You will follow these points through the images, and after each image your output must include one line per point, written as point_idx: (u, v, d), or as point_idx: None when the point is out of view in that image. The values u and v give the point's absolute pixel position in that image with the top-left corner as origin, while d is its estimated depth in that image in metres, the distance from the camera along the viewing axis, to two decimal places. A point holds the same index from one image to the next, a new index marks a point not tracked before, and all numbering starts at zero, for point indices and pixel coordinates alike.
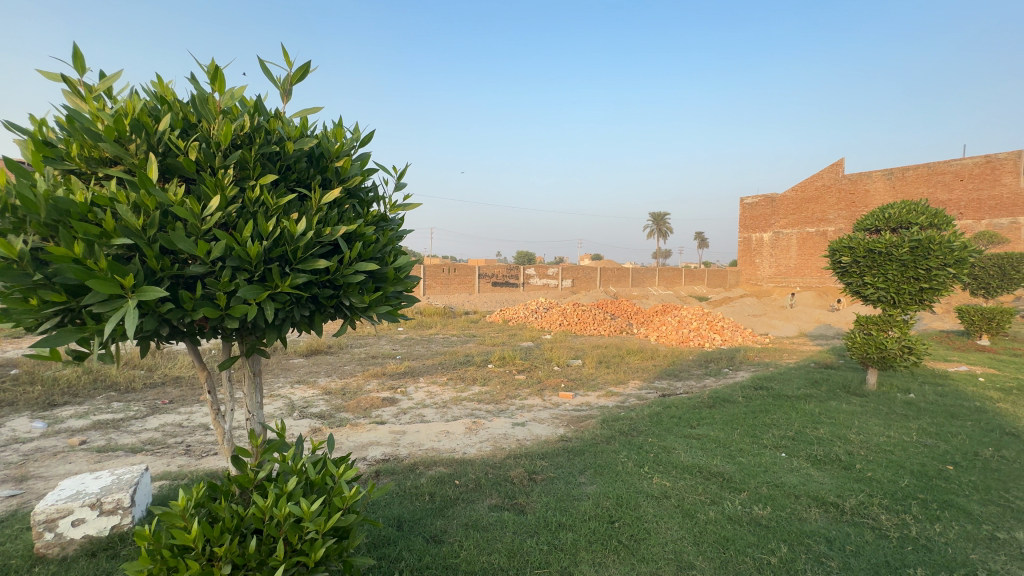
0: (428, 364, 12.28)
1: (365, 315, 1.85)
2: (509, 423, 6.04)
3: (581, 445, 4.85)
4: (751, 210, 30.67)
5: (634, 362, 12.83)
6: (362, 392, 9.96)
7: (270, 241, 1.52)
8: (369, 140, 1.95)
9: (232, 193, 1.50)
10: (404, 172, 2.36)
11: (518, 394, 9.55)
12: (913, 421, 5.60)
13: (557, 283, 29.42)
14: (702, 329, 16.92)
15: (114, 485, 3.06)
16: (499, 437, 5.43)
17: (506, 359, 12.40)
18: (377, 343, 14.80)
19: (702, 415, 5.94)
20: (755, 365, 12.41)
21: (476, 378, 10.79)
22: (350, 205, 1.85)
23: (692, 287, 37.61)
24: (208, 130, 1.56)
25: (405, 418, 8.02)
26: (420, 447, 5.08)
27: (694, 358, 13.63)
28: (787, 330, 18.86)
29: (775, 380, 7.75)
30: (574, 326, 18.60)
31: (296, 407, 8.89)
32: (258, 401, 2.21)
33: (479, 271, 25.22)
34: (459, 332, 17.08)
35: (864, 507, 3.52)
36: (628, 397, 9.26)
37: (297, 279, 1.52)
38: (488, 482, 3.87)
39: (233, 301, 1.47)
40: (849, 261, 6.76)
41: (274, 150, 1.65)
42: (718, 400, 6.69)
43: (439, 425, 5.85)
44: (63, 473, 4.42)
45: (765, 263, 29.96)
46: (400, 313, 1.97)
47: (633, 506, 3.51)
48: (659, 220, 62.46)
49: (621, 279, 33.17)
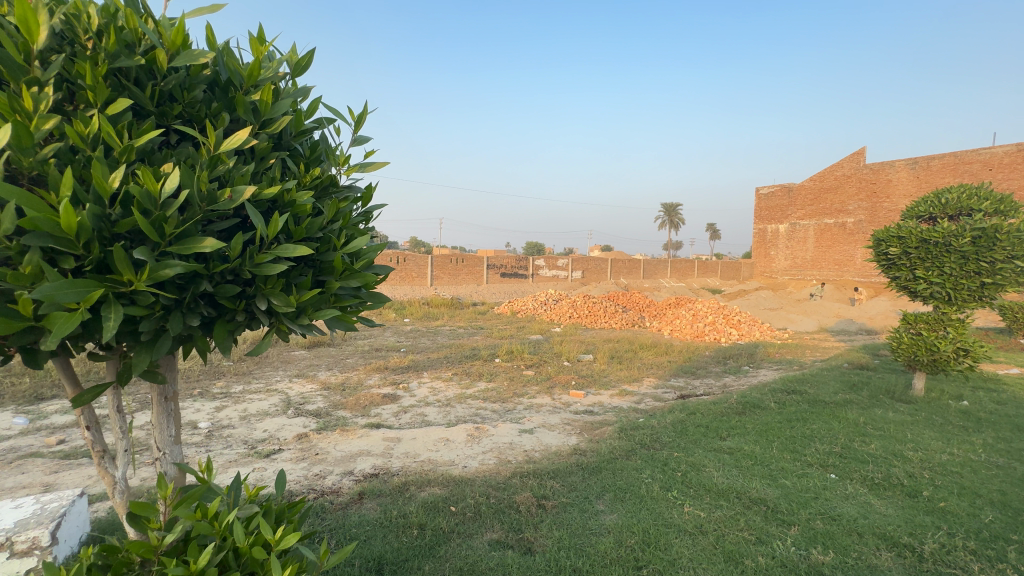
0: (433, 357, 11.75)
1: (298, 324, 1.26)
2: (516, 430, 5.44)
3: (596, 461, 4.24)
4: (767, 201, 29.68)
5: (648, 357, 12.20)
6: (362, 388, 9.44)
7: (110, 207, 0.93)
8: (307, 63, 1.34)
9: (45, 124, 0.92)
10: (363, 117, 1.81)
11: (526, 392, 8.96)
12: (975, 435, 4.92)
13: (566, 275, 28.69)
14: (718, 324, 16.18)
15: (34, 518, 2.52)
16: (504, 446, 4.86)
17: (514, 353, 11.82)
18: (381, 335, 14.32)
19: (732, 424, 5.29)
20: (778, 363, 11.70)
21: (482, 374, 10.24)
22: (276, 160, 1.26)
23: (704, 279, 36.83)
24: (9, 24, 0.98)
25: (405, 419, 7.47)
26: (415, 458, 4.53)
27: (712, 354, 12.94)
28: (807, 325, 18.04)
29: (809, 383, 7.07)
30: (585, 319, 17.98)
31: (291, 403, 8.37)
32: (170, 438, 1.64)
33: (487, 262, 24.63)
34: (465, 324, 16.52)
35: (946, 551, 2.89)
36: (644, 397, 8.64)
37: (157, 271, 0.94)
38: (490, 510, 3.28)
39: (43, 307, 0.89)
40: (898, 252, 6.03)
41: (136, 64, 1.05)
42: (748, 405, 6.02)
43: (438, 431, 5.27)
44: (14, 484, 3.92)
45: (781, 255, 29.01)
46: (354, 319, 1.39)
47: (663, 545, 2.92)
48: (671, 211, 61.22)
49: (633, 271, 32.38)
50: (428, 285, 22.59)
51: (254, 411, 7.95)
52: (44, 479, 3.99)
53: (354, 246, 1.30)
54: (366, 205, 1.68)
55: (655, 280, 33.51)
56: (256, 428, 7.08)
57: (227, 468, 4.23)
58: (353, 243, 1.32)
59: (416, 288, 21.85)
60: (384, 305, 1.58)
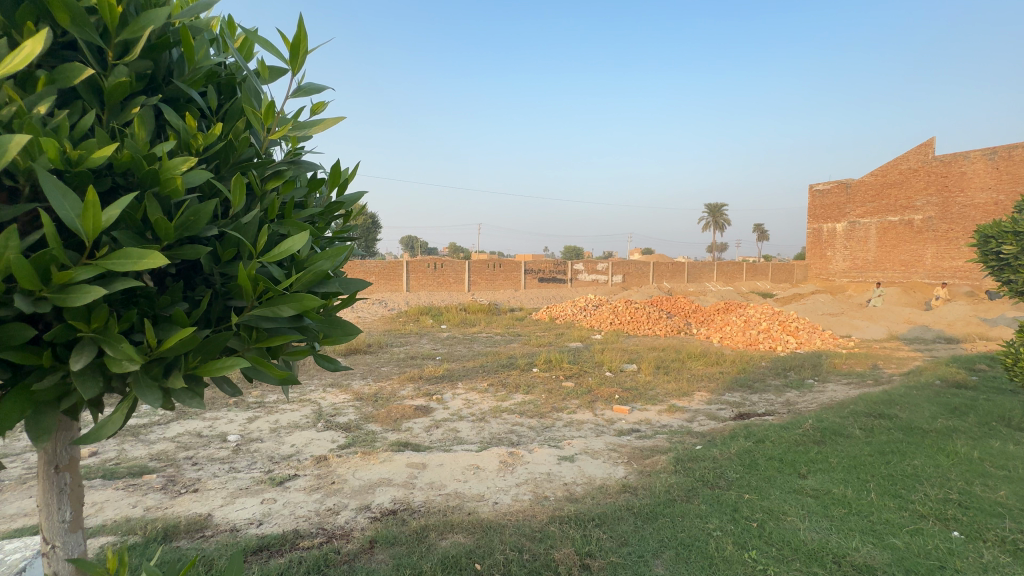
0: (468, 366, 11.28)
1: (169, 389, 0.82)
2: (555, 457, 4.80)
3: (650, 503, 3.54)
4: (823, 198, 27.68)
5: (698, 368, 11.27)
6: (395, 398, 9.06)
7: None
8: None
9: None
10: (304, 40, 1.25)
11: (566, 406, 8.31)
12: None
13: (607, 279, 27.67)
14: (773, 331, 14.93)
15: None
16: (542, 478, 4.26)
17: (552, 362, 11.16)
18: (418, 342, 14.01)
19: (812, 456, 4.47)
20: (848, 377, 10.49)
21: (519, 386, 9.64)
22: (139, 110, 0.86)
23: (754, 283, 34.92)
24: None
25: (435, 435, 7.00)
26: (440, 490, 4.02)
27: (769, 364, 11.82)
28: (874, 332, 16.39)
29: (899, 405, 6.03)
30: (627, 326, 17.08)
31: (322, 415, 8.08)
32: (70, 517, 1.26)
33: (525, 266, 24.12)
34: (502, 331, 15.98)
35: None
36: (697, 416, 7.80)
37: None
38: (522, 572, 2.69)
39: None
40: (1013, 251, 5.01)
41: None
42: (828, 434, 5.10)
43: (468, 456, 4.71)
44: (18, 509, 3.67)
45: (838, 257, 26.93)
46: (283, 373, 0.91)
47: None
48: (717, 211, 58.48)
49: (677, 274, 30.95)
50: (466, 292, 22.27)
51: (285, 424, 7.69)
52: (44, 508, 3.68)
53: (279, 252, 0.85)
54: (320, 190, 1.21)
55: (701, 284, 31.86)
56: (285, 443, 6.81)
57: (235, 498, 3.81)
58: (280, 246, 0.85)
59: (453, 294, 21.53)
60: (350, 340, 1.10)
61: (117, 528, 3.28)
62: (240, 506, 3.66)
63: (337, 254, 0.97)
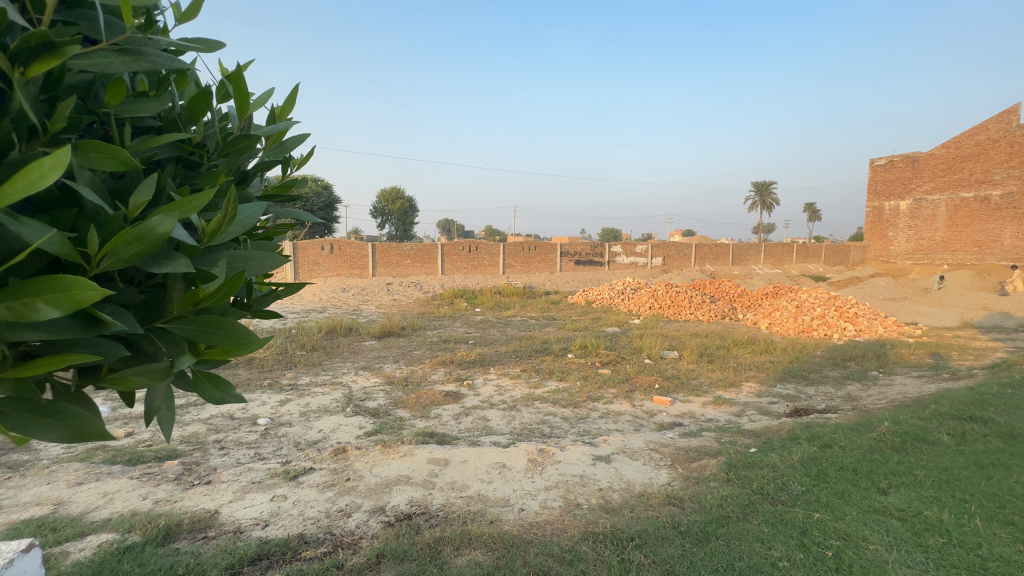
0: (501, 351, 10.93)
1: None
2: (589, 456, 4.33)
3: (700, 521, 3.04)
4: (885, 174, 25.46)
5: (746, 356, 10.47)
6: (426, 383, 8.83)
7: None
8: None
9: None
10: None
11: (602, 396, 7.81)
12: None
13: (646, 262, 26.55)
14: (829, 318, 13.79)
15: None
16: (574, 482, 3.82)
17: (587, 348, 10.62)
18: (451, 326, 13.76)
19: (892, 467, 3.82)
20: (918, 369, 9.45)
21: (553, 372, 9.21)
22: None
23: (805, 265, 32.87)
24: None
25: (464, 424, 6.69)
26: (461, 492, 3.66)
27: (826, 353, 10.86)
28: (945, 319, 14.87)
29: (995, 407, 5.17)
30: (667, 310, 16.26)
31: (352, 399, 7.92)
32: None
33: (561, 249, 23.46)
34: (537, 315, 15.53)
35: None
36: (747, 410, 7.13)
37: None
38: None
39: None
40: None
41: None
42: (908, 440, 4.39)
43: (494, 452, 4.32)
44: (30, 499, 3.55)
45: (900, 237, 24.83)
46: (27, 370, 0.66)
47: None
48: (764, 189, 55.31)
49: (721, 256, 29.41)
50: (500, 275, 21.94)
51: (315, 407, 7.57)
52: (57, 496, 3.56)
53: (27, 186, 0.60)
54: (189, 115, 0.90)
55: (747, 266, 30.18)
56: (312, 427, 6.67)
57: (245, 494, 3.59)
58: (29, 177, 0.60)
59: (487, 277, 21.21)
60: (253, 349, 0.79)
61: (120, 524, 3.10)
62: (248, 504, 3.42)
63: (194, 204, 0.69)
